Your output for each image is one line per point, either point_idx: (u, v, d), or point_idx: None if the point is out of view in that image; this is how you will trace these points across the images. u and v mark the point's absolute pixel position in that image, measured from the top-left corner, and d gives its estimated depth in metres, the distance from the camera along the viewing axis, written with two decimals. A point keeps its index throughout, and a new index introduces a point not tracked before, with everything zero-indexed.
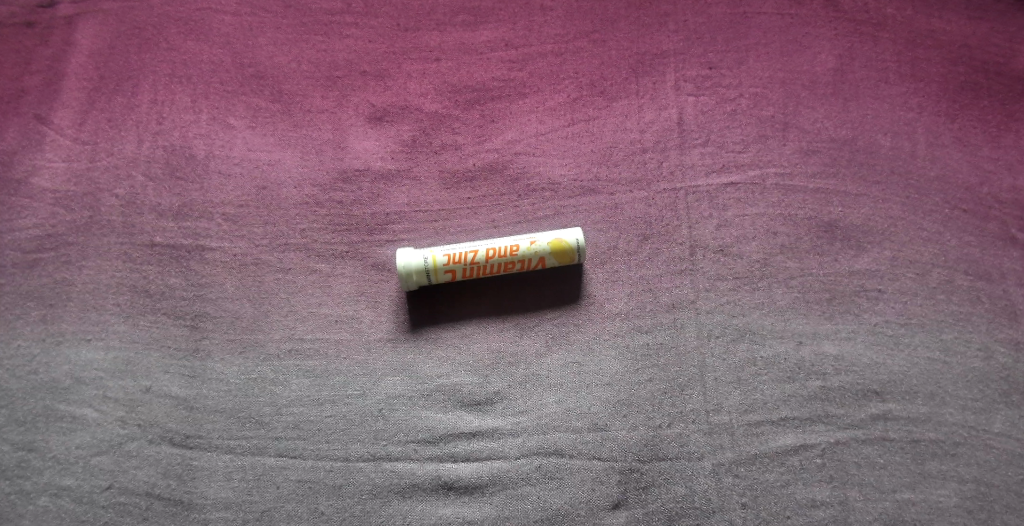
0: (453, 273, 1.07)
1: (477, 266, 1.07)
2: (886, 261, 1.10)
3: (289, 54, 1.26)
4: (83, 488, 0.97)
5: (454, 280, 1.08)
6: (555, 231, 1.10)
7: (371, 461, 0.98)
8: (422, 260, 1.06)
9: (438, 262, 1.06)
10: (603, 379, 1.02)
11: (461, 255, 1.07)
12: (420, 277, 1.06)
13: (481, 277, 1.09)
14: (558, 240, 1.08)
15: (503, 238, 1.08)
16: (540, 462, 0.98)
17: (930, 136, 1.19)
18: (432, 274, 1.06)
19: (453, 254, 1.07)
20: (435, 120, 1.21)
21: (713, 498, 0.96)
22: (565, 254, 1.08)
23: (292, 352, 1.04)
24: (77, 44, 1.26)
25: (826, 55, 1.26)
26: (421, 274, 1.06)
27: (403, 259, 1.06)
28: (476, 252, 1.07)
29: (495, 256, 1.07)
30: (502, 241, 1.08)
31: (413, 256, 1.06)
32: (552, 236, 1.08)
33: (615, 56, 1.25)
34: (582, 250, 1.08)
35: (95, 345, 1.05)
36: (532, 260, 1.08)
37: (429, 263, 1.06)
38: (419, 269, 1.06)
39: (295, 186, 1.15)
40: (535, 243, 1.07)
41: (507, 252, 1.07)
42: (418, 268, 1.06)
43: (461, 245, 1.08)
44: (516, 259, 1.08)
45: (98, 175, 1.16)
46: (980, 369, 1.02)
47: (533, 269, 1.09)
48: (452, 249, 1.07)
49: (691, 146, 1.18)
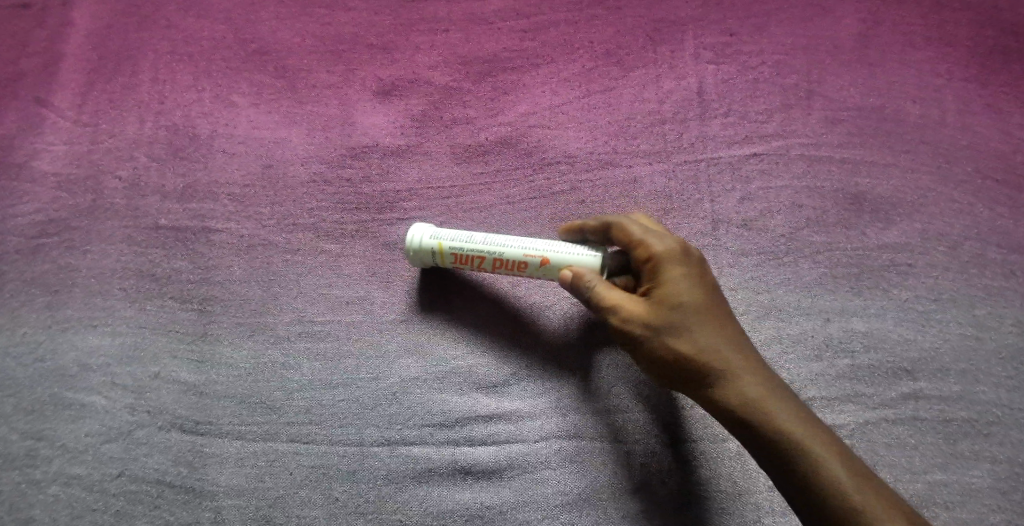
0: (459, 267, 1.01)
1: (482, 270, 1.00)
2: (915, 235, 1.05)
3: (292, 28, 1.22)
4: (93, 476, 0.95)
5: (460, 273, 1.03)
6: (575, 250, 0.96)
7: (385, 445, 0.95)
8: (429, 243, 1.00)
9: (445, 252, 1.00)
10: (623, 358, 0.99)
11: (468, 257, 0.99)
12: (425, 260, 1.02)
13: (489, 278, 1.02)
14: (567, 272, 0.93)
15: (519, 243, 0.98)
16: (560, 445, 0.95)
17: (960, 103, 1.14)
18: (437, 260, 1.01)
19: (461, 248, 0.99)
20: (445, 93, 1.17)
21: (739, 481, 0.92)
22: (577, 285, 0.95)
23: (303, 335, 1.01)
24: (76, 24, 1.23)
25: (850, 20, 1.21)
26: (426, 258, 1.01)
27: (414, 233, 1.01)
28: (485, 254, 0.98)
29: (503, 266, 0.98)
30: (516, 249, 0.97)
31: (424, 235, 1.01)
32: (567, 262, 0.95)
33: (631, 24, 1.21)
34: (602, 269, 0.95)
35: (102, 332, 1.02)
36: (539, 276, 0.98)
37: (434, 249, 1.00)
38: (424, 253, 1.01)
39: (302, 164, 1.12)
40: (546, 265, 0.96)
41: (515, 265, 0.98)
42: (424, 253, 1.01)
43: (474, 241, 0.99)
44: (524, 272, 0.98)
45: (99, 158, 1.13)
46: (1014, 345, 0.99)
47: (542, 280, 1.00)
48: (462, 241, 0.99)
49: (711, 116, 1.14)
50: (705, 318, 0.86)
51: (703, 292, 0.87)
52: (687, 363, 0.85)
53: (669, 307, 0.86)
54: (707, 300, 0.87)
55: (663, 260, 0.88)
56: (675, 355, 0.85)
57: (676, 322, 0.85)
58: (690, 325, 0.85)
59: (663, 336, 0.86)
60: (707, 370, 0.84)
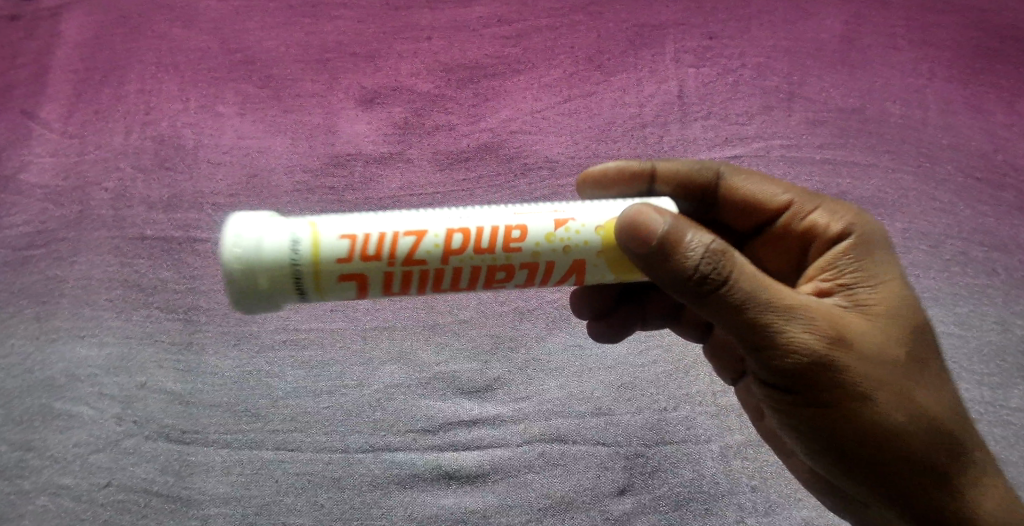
0: (362, 276, 0.68)
1: (404, 259, 0.68)
2: (898, 233, 1.06)
3: (277, 38, 1.23)
4: (82, 486, 0.94)
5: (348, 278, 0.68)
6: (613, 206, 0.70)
7: (370, 451, 0.96)
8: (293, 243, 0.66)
9: (335, 251, 0.67)
10: (605, 363, 1.01)
11: (375, 242, 0.67)
12: (277, 272, 0.66)
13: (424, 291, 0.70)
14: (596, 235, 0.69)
15: (500, 209, 0.70)
16: (543, 449, 0.95)
17: (941, 102, 1.15)
18: (313, 272, 0.67)
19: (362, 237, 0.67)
20: (428, 100, 1.18)
21: (721, 481, 0.94)
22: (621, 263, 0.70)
23: (288, 343, 1.02)
24: (63, 36, 1.24)
25: (831, 22, 1.22)
26: (283, 270, 0.66)
27: (227, 239, 0.65)
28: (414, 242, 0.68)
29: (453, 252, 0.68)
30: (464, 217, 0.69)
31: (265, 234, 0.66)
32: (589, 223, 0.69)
33: (612, 29, 1.22)
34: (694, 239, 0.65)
35: (90, 342, 1.02)
36: (561, 249, 0.69)
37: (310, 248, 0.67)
38: (277, 259, 0.66)
39: (286, 173, 1.12)
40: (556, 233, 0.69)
41: (495, 240, 0.68)
42: (280, 259, 0.66)
43: (383, 220, 0.68)
44: (501, 256, 0.68)
45: (86, 169, 1.13)
46: (996, 343, 0.99)
47: (563, 264, 0.70)
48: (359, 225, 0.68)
49: (692, 119, 1.15)
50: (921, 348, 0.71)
51: (917, 310, 0.73)
52: (892, 386, 0.68)
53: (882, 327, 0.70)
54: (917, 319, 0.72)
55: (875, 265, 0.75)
56: (892, 383, 0.68)
57: (897, 352, 0.69)
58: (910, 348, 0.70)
59: (882, 357, 0.68)
60: (920, 410, 0.68)
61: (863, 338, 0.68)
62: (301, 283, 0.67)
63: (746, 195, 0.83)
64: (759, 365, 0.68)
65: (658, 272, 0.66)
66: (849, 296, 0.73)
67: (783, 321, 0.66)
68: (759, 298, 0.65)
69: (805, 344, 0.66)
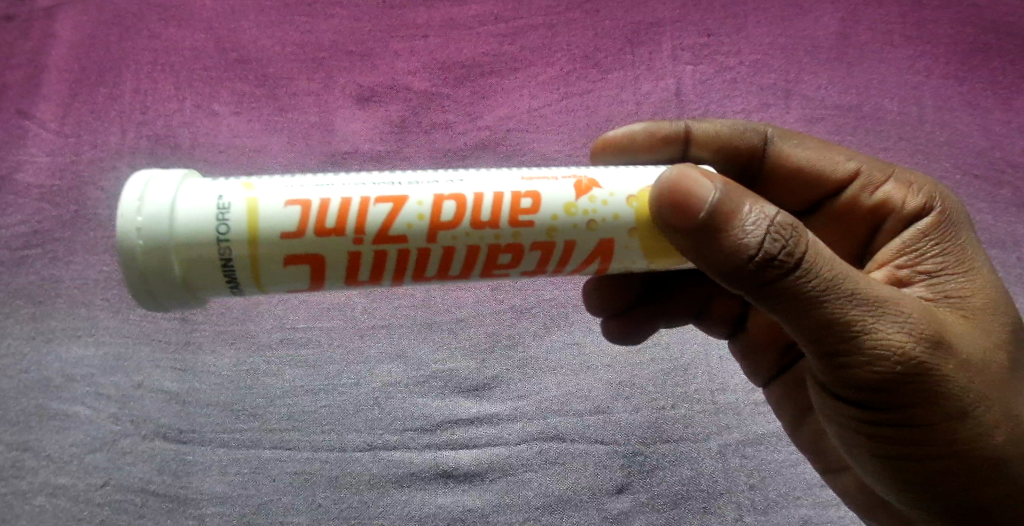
0: (313, 256, 0.67)
1: (368, 231, 0.67)
2: None
3: (273, 36, 1.22)
4: (78, 487, 0.94)
5: (301, 255, 0.67)
6: (638, 178, 0.70)
7: (367, 451, 0.95)
8: (224, 216, 0.66)
9: (280, 226, 0.66)
10: (604, 361, 1.01)
11: (333, 213, 0.67)
12: (192, 252, 0.65)
13: (397, 272, 0.69)
14: (626, 204, 0.69)
15: (506, 176, 0.69)
16: (541, 448, 0.95)
17: (938, 100, 1.16)
18: (250, 252, 0.66)
19: (317, 209, 0.66)
20: (424, 98, 1.17)
21: (720, 480, 0.93)
22: (650, 239, 0.70)
23: (284, 342, 1.02)
24: (58, 36, 1.22)
25: (828, 19, 1.22)
26: (202, 250, 0.65)
27: (123, 212, 0.65)
28: (387, 215, 0.67)
29: (441, 226, 0.67)
30: (448, 186, 0.68)
31: (172, 204, 0.65)
32: (614, 190, 0.69)
33: (609, 26, 1.21)
34: (747, 217, 0.64)
35: (86, 342, 1.02)
36: (583, 221, 0.69)
37: (244, 222, 0.66)
38: (192, 238, 0.65)
39: (282, 171, 1.12)
40: (577, 203, 0.69)
41: (490, 211, 0.68)
42: (204, 235, 0.65)
43: (343, 188, 0.68)
44: (492, 228, 0.68)
45: (81, 168, 1.13)
46: None
47: (586, 239, 0.69)
48: (313, 195, 0.67)
49: (689, 117, 1.15)
50: (1011, 339, 0.72)
51: (1005, 299, 0.74)
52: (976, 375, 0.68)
53: (971, 316, 0.71)
54: (997, 310, 0.73)
55: (954, 256, 0.76)
56: (974, 370, 0.68)
57: (975, 341, 0.69)
58: (992, 337, 0.71)
59: (966, 344, 0.68)
60: (998, 400, 0.68)
61: (956, 328, 0.69)
62: (230, 266, 0.66)
63: (814, 167, 0.84)
64: (824, 353, 0.67)
65: (725, 251, 0.64)
66: (929, 284, 0.74)
67: (870, 316, 0.65)
68: (837, 283, 0.64)
69: (890, 341, 0.65)
